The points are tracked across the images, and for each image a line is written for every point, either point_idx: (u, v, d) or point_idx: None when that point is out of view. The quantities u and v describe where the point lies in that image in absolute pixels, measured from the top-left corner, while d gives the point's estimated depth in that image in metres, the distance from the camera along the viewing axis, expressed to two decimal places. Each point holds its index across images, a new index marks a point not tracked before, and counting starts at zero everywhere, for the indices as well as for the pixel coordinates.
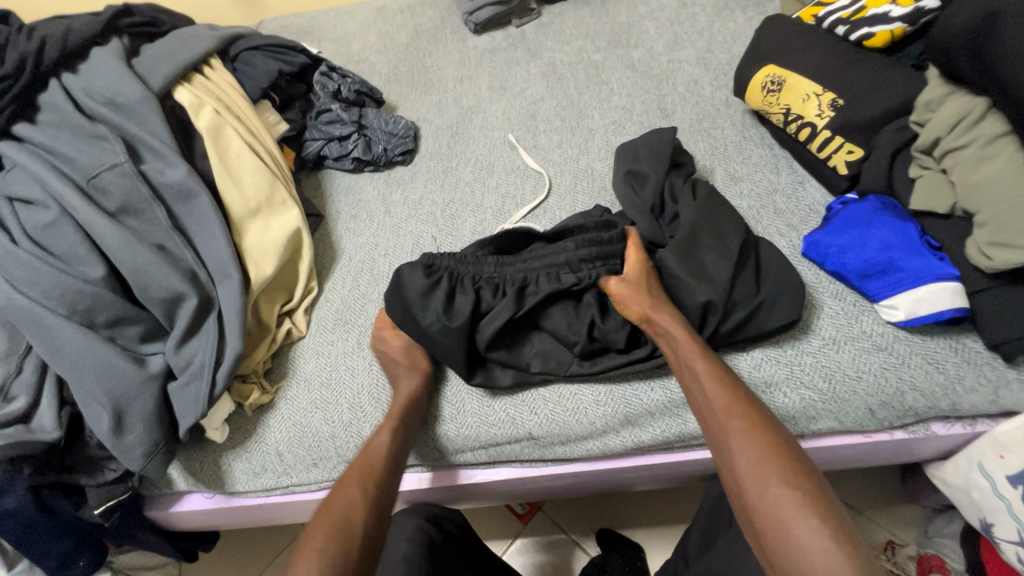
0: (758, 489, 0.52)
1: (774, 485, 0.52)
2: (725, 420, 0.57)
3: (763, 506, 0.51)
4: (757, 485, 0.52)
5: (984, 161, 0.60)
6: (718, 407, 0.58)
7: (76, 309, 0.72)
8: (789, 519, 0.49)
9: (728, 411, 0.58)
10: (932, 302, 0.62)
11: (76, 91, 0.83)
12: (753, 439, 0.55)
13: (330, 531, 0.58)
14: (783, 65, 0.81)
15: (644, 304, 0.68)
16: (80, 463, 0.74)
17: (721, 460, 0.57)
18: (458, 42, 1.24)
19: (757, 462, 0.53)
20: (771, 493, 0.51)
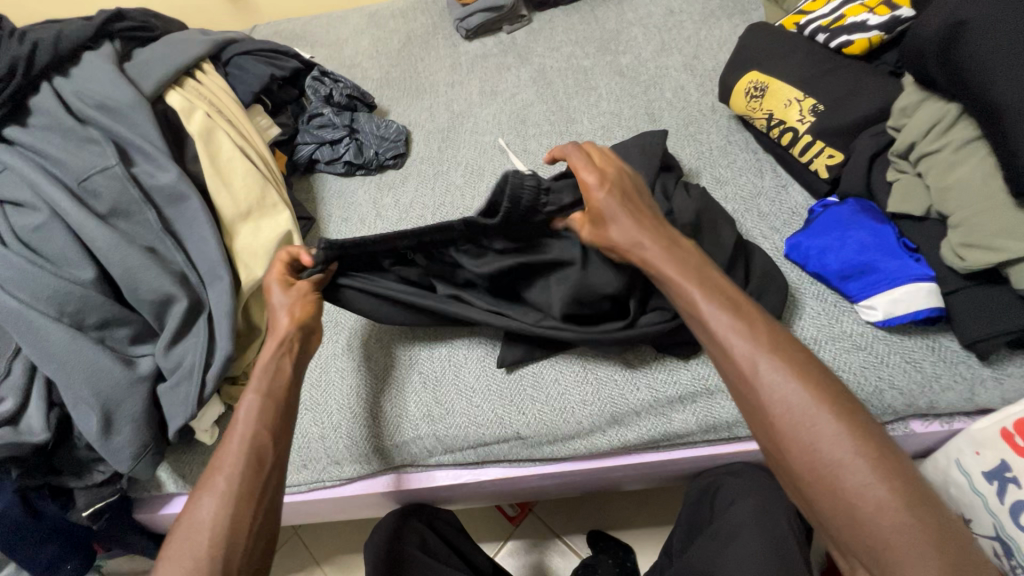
0: (810, 454, 0.45)
1: (826, 445, 0.45)
2: (755, 376, 0.48)
3: (822, 472, 0.44)
4: (811, 449, 0.45)
5: (957, 165, 0.62)
6: (745, 359, 0.49)
7: (66, 311, 0.72)
8: (849, 480, 0.43)
9: (757, 367, 0.48)
10: (909, 303, 0.63)
11: (68, 95, 0.84)
12: (798, 399, 0.46)
13: (183, 539, 0.52)
14: (765, 71, 0.83)
15: (630, 232, 0.60)
16: (68, 465, 0.73)
17: (756, 423, 0.49)
18: (450, 47, 1.25)
19: (801, 421, 0.46)
20: (827, 455, 0.44)
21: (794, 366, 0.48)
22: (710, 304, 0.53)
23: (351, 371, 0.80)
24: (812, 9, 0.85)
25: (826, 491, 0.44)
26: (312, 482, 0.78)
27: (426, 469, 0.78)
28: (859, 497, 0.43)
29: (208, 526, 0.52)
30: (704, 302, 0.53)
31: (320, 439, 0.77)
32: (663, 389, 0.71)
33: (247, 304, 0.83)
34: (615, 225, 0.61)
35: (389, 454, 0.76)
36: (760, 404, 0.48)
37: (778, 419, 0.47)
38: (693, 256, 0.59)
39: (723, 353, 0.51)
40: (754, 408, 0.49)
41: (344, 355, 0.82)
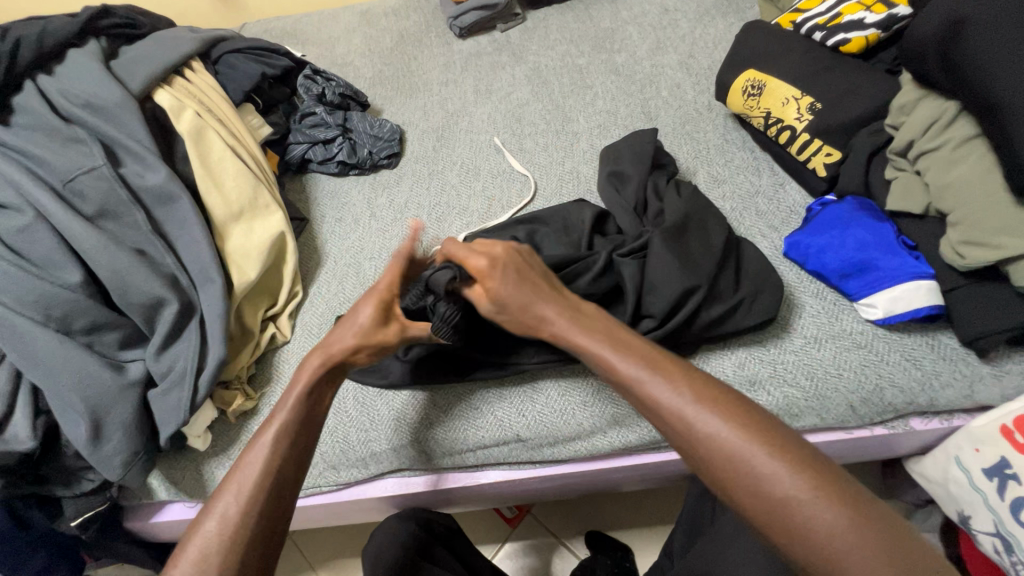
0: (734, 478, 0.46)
1: (746, 469, 0.45)
2: (674, 411, 0.49)
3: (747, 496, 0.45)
4: (734, 474, 0.46)
5: (956, 163, 0.62)
6: (658, 397, 0.50)
7: (52, 315, 0.70)
8: (778, 498, 0.44)
9: (692, 414, 0.48)
10: (908, 301, 0.63)
11: (52, 93, 0.82)
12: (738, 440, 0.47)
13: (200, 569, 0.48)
14: (762, 69, 0.82)
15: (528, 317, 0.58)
16: (56, 474, 0.71)
17: (686, 458, 0.49)
18: (443, 46, 1.24)
19: (721, 451, 0.47)
20: (744, 478, 0.45)
21: (704, 396, 0.49)
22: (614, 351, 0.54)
23: None
24: (808, 7, 0.84)
25: (760, 514, 0.45)
26: (308, 488, 0.76)
27: (425, 473, 0.77)
28: (788, 515, 0.44)
29: (218, 536, 0.50)
30: (613, 352, 0.54)
31: (316, 444, 0.75)
32: None
33: (241, 307, 0.82)
34: (517, 307, 0.59)
35: (388, 458, 0.74)
36: (683, 436, 0.49)
37: (703, 448, 0.47)
38: (600, 317, 0.58)
39: (640, 395, 0.51)
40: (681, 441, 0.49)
41: None
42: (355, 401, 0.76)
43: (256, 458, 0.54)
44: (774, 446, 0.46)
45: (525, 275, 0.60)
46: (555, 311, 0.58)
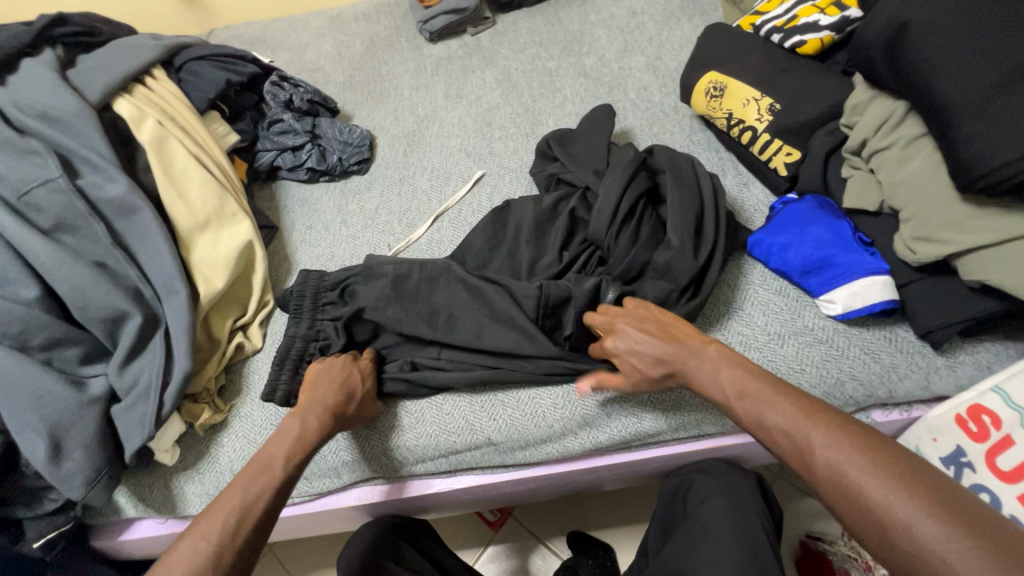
0: (848, 495, 0.49)
1: (860, 480, 0.48)
2: (799, 431, 0.53)
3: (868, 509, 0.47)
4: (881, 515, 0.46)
5: (904, 161, 0.64)
6: (776, 415, 0.55)
7: (8, 333, 0.68)
8: (895, 510, 0.46)
9: (803, 430, 0.53)
10: (865, 296, 0.65)
11: (5, 104, 0.79)
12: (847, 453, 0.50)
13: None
14: (724, 71, 0.84)
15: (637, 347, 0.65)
16: (16, 495, 0.69)
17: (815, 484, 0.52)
18: (413, 50, 1.24)
19: (831, 475, 0.50)
20: (861, 490, 0.48)
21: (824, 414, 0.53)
22: (734, 375, 0.60)
23: None
24: (767, 9, 0.86)
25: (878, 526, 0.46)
26: None
27: (398, 480, 0.76)
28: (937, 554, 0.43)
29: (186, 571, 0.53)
30: (727, 374, 0.60)
31: None
32: (632, 389, 0.71)
33: (208, 315, 0.81)
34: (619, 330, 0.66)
35: (359, 467, 0.74)
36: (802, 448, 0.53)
37: (827, 463, 0.50)
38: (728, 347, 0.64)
39: (775, 428, 0.55)
40: (823, 475, 0.50)
41: None
42: None
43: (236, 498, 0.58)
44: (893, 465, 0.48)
45: (652, 326, 0.66)
46: (687, 351, 0.63)
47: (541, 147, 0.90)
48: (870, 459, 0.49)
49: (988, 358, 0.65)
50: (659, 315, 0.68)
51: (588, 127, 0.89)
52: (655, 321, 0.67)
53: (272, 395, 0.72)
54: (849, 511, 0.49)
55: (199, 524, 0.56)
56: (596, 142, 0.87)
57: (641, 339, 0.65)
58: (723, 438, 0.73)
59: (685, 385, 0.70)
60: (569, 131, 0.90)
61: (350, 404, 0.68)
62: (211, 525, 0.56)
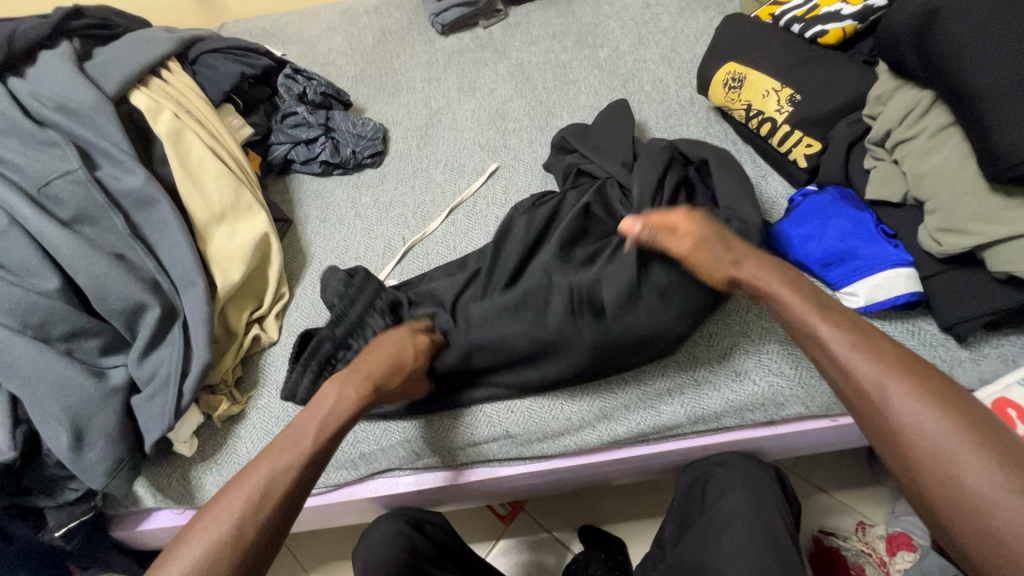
0: (939, 462, 0.45)
1: (951, 446, 0.45)
2: (876, 373, 0.50)
3: (947, 472, 0.45)
4: (941, 465, 0.45)
5: (930, 152, 0.63)
6: (874, 374, 0.50)
7: (30, 323, 0.68)
8: (977, 476, 0.43)
9: (879, 375, 0.50)
10: (888, 288, 0.64)
11: (24, 96, 0.80)
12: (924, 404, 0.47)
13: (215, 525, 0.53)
14: (743, 62, 0.83)
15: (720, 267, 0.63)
16: (38, 484, 0.70)
17: (875, 427, 0.50)
18: (425, 43, 1.23)
19: (897, 420, 0.48)
20: (945, 454, 0.45)
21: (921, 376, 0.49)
22: (834, 329, 0.54)
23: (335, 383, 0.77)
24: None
25: (952, 491, 0.44)
26: None
27: (415, 472, 0.76)
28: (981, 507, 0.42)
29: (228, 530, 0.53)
30: (825, 323, 0.55)
31: None
32: (650, 382, 0.71)
33: (224, 308, 0.81)
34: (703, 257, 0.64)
35: (376, 459, 0.74)
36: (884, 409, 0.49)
37: (923, 430, 0.46)
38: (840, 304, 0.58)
39: (847, 368, 0.52)
40: (883, 421, 0.49)
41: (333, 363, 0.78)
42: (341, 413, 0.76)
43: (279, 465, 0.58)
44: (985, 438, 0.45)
45: (719, 237, 0.65)
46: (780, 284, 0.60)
47: (557, 140, 0.90)
48: (961, 425, 0.46)
49: (1014, 351, 0.64)
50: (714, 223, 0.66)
51: (607, 121, 0.89)
52: (739, 248, 0.64)
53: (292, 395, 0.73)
54: (924, 471, 0.46)
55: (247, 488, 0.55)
56: (615, 134, 0.86)
57: (726, 266, 0.63)
58: (743, 432, 0.73)
59: (704, 378, 0.70)
60: (586, 123, 0.90)
61: (398, 377, 0.66)
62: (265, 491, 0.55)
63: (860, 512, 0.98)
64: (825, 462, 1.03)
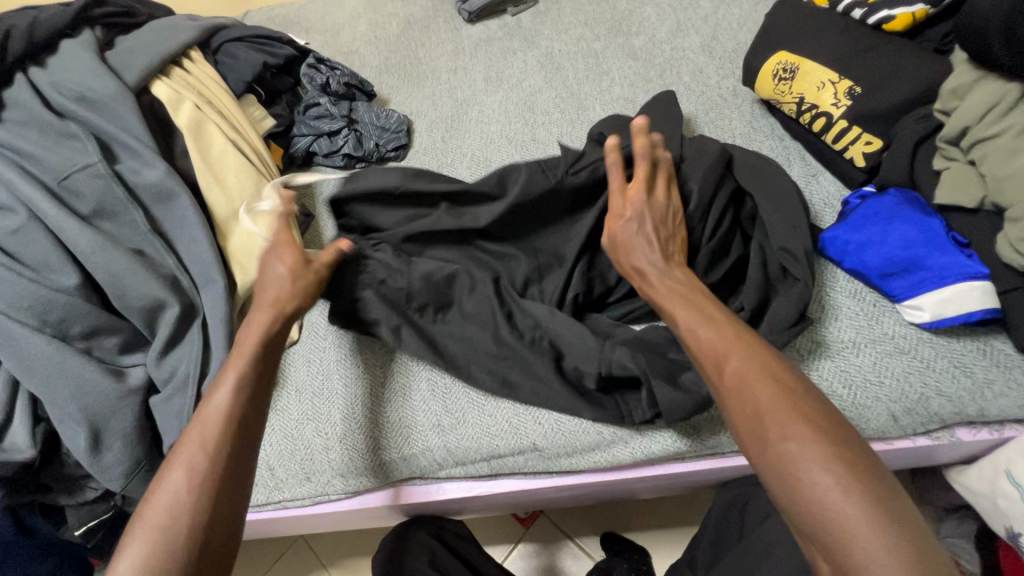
0: (760, 427, 0.46)
1: (773, 412, 0.45)
2: (720, 350, 0.51)
3: (775, 450, 0.44)
4: (767, 432, 0.45)
5: (1016, 152, 0.56)
6: (717, 349, 0.51)
7: (49, 320, 0.67)
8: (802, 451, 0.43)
9: (723, 351, 0.50)
10: (960, 303, 0.58)
11: (45, 87, 0.78)
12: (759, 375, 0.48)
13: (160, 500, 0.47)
14: (795, 51, 0.76)
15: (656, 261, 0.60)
16: (58, 482, 0.69)
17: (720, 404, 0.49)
18: (452, 32, 1.19)
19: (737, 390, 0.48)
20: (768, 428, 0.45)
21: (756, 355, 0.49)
22: (690, 309, 0.55)
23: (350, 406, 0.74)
24: None
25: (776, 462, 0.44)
26: (315, 496, 0.73)
27: (437, 481, 0.73)
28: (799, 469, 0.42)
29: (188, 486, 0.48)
30: (681, 313, 0.55)
31: (323, 451, 0.72)
32: None
33: (244, 305, 0.79)
34: (635, 241, 0.62)
35: (396, 467, 0.71)
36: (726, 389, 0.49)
37: (749, 396, 0.47)
38: (688, 283, 0.59)
39: (701, 346, 0.52)
40: (733, 395, 0.48)
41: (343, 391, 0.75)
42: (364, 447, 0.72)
43: (228, 396, 0.53)
44: (814, 413, 0.45)
45: (660, 227, 0.63)
46: (664, 271, 0.59)
47: (592, 133, 0.84)
48: (793, 406, 0.45)
49: None
50: (674, 222, 0.65)
51: (646, 115, 0.84)
52: (667, 232, 0.63)
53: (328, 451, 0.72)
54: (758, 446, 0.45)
55: (189, 438, 0.51)
56: (656, 128, 0.81)
57: (649, 240, 0.61)
58: None
59: None
60: (623, 118, 0.85)
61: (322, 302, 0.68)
62: (211, 434, 0.51)
63: None
64: None
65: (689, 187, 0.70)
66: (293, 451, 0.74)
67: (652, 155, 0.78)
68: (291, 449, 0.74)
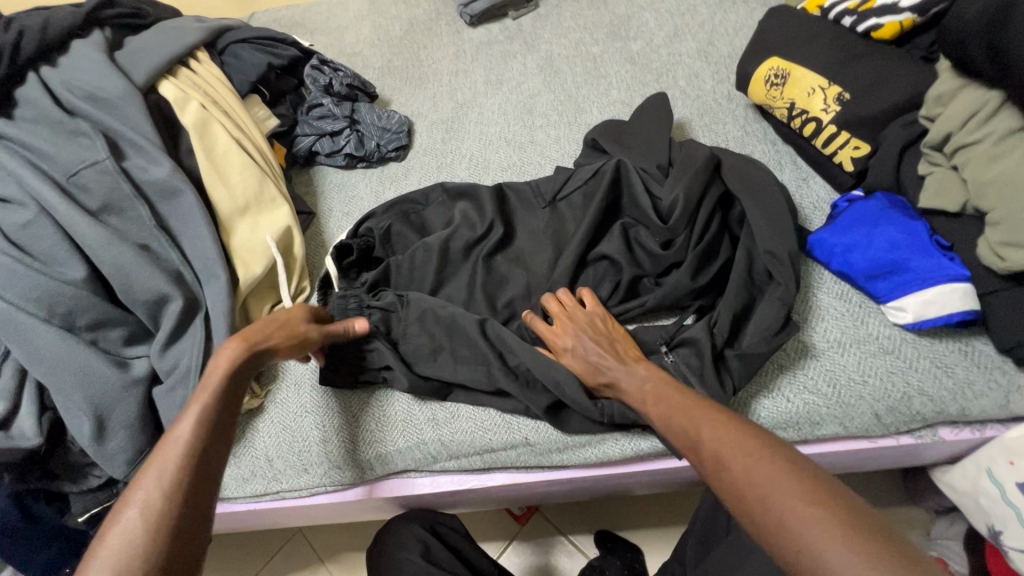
0: (771, 519, 0.42)
1: (775, 497, 0.43)
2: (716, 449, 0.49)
3: (791, 539, 0.41)
4: (779, 518, 0.42)
5: (996, 158, 0.58)
6: (715, 448, 0.49)
7: (56, 312, 0.69)
8: (802, 533, 0.40)
9: (719, 448, 0.49)
10: (941, 305, 0.59)
11: (56, 85, 0.80)
12: (755, 461, 0.46)
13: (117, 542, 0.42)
14: (787, 57, 0.78)
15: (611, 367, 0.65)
16: (63, 470, 0.71)
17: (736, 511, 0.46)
18: (453, 34, 1.21)
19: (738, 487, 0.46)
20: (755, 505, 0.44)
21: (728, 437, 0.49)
22: (678, 415, 0.55)
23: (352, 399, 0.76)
24: None
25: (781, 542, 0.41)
26: (312, 488, 0.75)
27: (431, 474, 0.75)
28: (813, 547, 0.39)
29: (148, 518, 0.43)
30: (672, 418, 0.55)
31: (321, 443, 0.74)
32: None
33: (245, 299, 0.81)
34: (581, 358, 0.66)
35: (393, 459, 0.73)
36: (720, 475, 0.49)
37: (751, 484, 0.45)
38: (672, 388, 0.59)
39: (700, 450, 0.51)
40: (738, 492, 0.46)
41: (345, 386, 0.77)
42: (362, 438, 0.74)
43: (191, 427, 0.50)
44: (819, 492, 0.42)
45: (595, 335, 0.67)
46: (628, 374, 0.63)
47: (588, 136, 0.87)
48: (798, 488, 0.43)
49: None
50: (607, 322, 0.69)
51: (641, 118, 0.85)
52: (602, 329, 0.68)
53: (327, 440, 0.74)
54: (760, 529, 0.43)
55: (146, 471, 0.46)
56: (649, 131, 0.83)
57: (587, 352, 0.66)
58: None
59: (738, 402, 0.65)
60: (619, 121, 0.87)
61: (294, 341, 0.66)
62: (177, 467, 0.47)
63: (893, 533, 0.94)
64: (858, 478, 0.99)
65: (677, 191, 0.72)
66: (292, 443, 0.75)
67: (646, 157, 0.80)
68: (290, 441, 0.75)
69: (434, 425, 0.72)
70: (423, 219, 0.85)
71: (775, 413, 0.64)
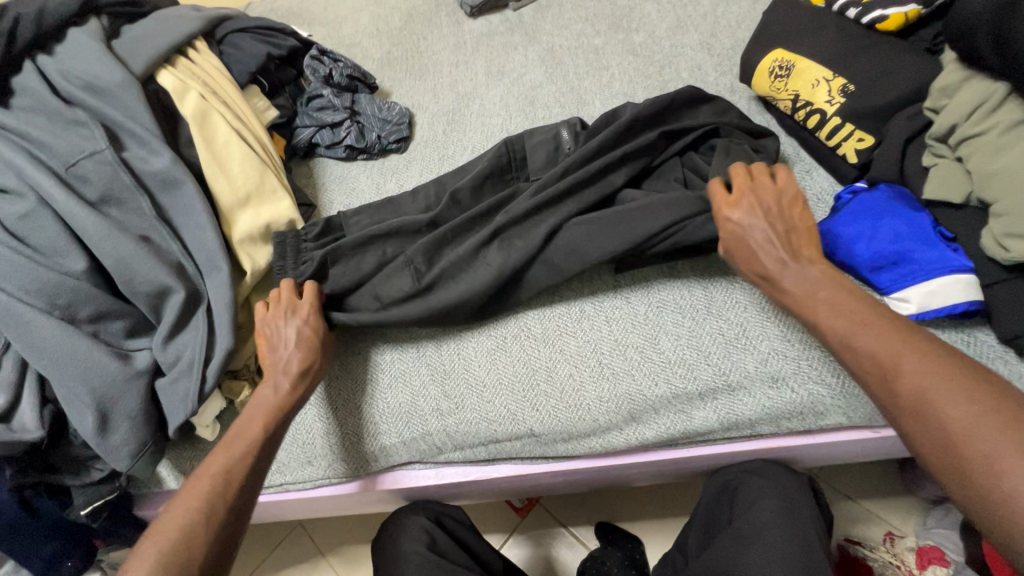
0: (950, 432, 0.45)
1: (965, 421, 0.45)
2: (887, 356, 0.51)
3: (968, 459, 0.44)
4: (954, 431, 0.45)
5: (1002, 149, 0.58)
6: (882, 354, 0.51)
7: (57, 304, 0.69)
8: (983, 443, 0.43)
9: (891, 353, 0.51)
10: (945, 295, 0.60)
11: (53, 74, 0.79)
12: (942, 370, 0.48)
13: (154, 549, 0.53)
14: (791, 49, 0.78)
15: (794, 274, 0.59)
16: (65, 462, 0.71)
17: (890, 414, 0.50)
18: (453, 26, 1.20)
19: (914, 400, 0.48)
20: (980, 457, 0.43)
21: (966, 383, 0.47)
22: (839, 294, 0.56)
23: (359, 388, 0.75)
24: None
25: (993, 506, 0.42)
26: (317, 480, 0.74)
27: (435, 466, 0.75)
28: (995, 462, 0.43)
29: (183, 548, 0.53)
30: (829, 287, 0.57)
31: (326, 436, 0.74)
32: (682, 385, 0.67)
33: (249, 296, 0.80)
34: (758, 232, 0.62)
35: (398, 451, 0.73)
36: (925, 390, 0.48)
37: (914, 392, 0.48)
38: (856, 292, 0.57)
39: (864, 349, 0.52)
40: (891, 384, 0.50)
41: (351, 374, 0.76)
42: (370, 427, 0.74)
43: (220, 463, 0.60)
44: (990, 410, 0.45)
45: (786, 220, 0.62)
46: (794, 268, 0.60)
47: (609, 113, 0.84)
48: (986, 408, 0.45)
49: None
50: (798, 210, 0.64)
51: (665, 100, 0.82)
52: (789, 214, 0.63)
53: (339, 426, 0.74)
54: (945, 450, 0.46)
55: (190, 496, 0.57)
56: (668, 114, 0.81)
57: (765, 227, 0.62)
58: (777, 439, 0.69)
59: (739, 384, 0.66)
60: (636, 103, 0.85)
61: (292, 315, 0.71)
62: (200, 493, 0.57)
63: (889, 522, 0.96)
64: (857, 469, 1.00)
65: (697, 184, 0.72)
66: (296, 435, 0.75)
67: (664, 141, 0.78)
68: (294, 434, 0.75)
69: (439, 415, 0.72)
70: (404, 212, 0.84)
71: (773, 382, 0.66)
